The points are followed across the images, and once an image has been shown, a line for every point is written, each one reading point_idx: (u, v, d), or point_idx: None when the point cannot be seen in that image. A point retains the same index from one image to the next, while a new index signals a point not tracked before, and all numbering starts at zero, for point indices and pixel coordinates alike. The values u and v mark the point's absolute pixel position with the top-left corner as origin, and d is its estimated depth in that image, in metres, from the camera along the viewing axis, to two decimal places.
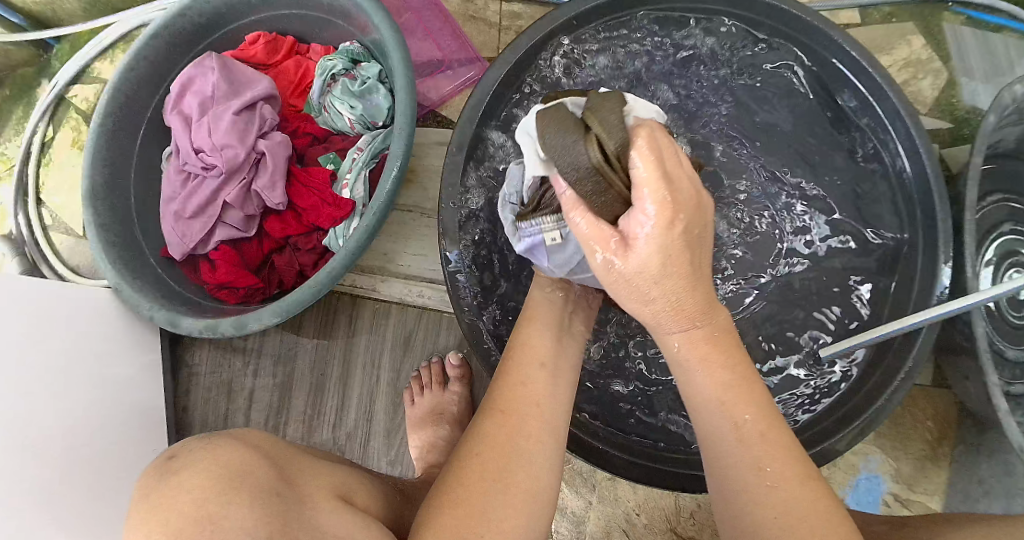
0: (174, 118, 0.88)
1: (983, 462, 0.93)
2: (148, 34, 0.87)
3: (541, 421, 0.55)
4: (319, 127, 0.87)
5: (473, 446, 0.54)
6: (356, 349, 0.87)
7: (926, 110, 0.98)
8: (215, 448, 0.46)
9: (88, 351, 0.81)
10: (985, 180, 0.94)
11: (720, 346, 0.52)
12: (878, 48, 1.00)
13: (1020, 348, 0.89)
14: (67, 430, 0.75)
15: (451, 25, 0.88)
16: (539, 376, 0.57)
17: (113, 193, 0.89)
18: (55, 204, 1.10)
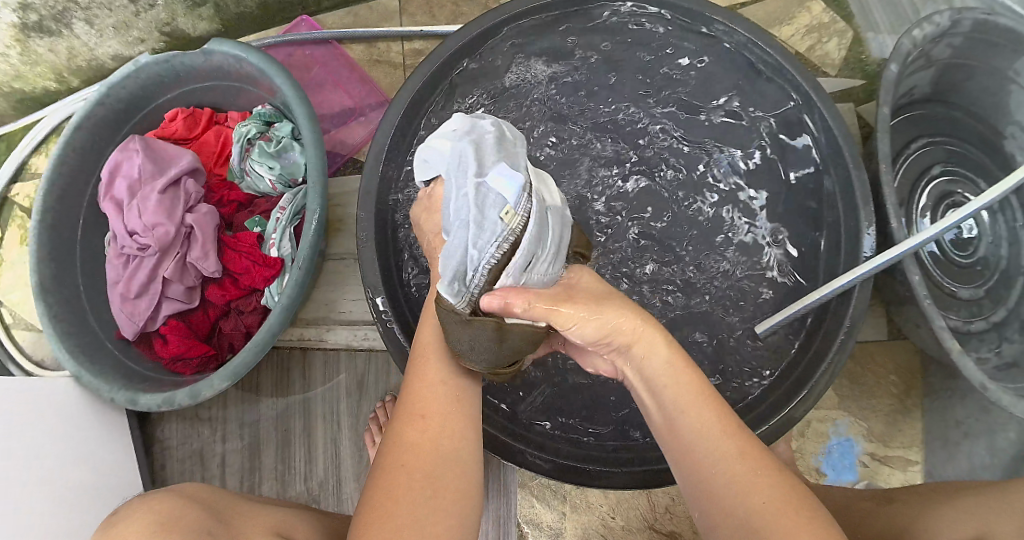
0: (107, 205, 0.90)
1: (957, 404, 0.94)
2: (71, 126, 0.89)
3: (452, 414, 0.59)
4: (243, 193, 0.89)
5: (395, 456, 0.56)
6: (315, 400, 0.90)
7: (836, 71, 1.00)
8: (149, 505, 0.58)
9: (62, 439, 0.83)
10: (910, 127, 0.96)
11: (727, 421, 0.54)
12: (780, 20, 1.02)
13: (973, 287, 0.88)
14: (52, 517, 0.77)
15: (358, 72, 0.92)
16: (448, 374, 0.61)
17: (61, 284, 0.91)
18: (13, 301, 1.10)
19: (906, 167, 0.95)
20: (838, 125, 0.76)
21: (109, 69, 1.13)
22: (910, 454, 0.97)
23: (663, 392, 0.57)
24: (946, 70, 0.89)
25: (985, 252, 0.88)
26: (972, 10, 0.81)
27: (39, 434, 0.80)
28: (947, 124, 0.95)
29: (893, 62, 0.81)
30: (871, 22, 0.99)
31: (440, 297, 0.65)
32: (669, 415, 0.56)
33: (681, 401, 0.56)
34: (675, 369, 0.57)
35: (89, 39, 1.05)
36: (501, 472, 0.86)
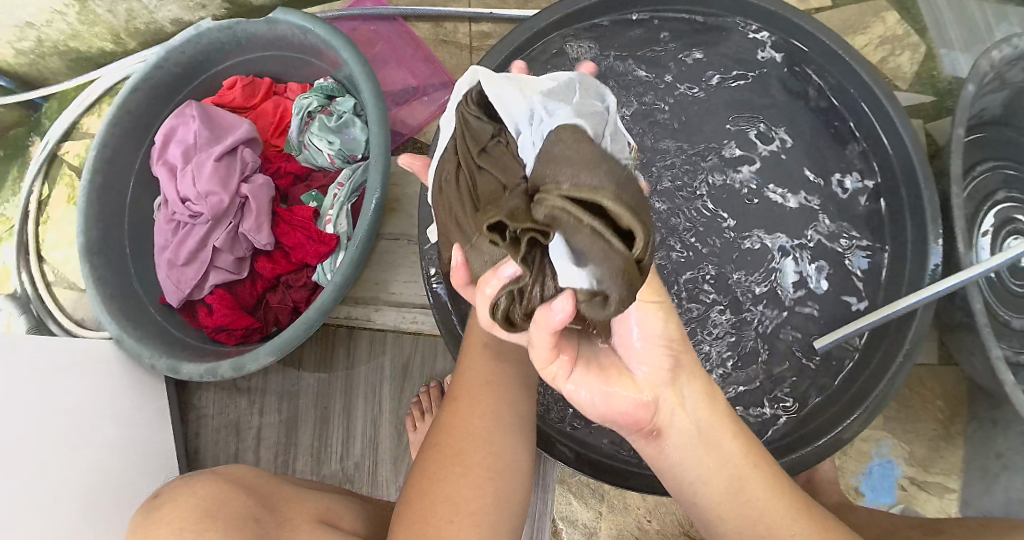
0: (160, 169, 0.89)
1: (1000, 437, 0.91)
2: (130, 88, 0.88)
3: (488, 396, 0.61)
4: (300, 166, 0.88)
5: (433, 437, 0.60)
6: (356, 380, 0.89)
7: (907, 85, 0.97)
8: (203, 485, 0.58)
9: (99, 402, 0.83)
10: (976, 149, 0.94)
11: (779, 485, 0.55)
12: (851, 29, 0.99)
13: None
14: (84, 481, 0.77)
15: (422, 50, 0.90)
16: (487, 356, 0.63)
17: (109, 246, 0.91)
18: (57, 258, 1.11)
19: (970, 189, 0.94)
20: (910, 136, 0.75)
21: (166, 34, 1.13)
22: (949, 482, 0.95)
23: (724, 450, 0.55)
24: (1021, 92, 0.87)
25: None
26: None
27: (75, 396, 0.80)
28: (1014, 147, 0.91)
29: (971, 82, 0.79)
30: (945, 38, 0.96)
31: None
32: (735, 473, 0.55)
33: (745, 467, 0.55)
34: (719, 425, 0.56)
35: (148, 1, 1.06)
36: (541, 466, 0.85)
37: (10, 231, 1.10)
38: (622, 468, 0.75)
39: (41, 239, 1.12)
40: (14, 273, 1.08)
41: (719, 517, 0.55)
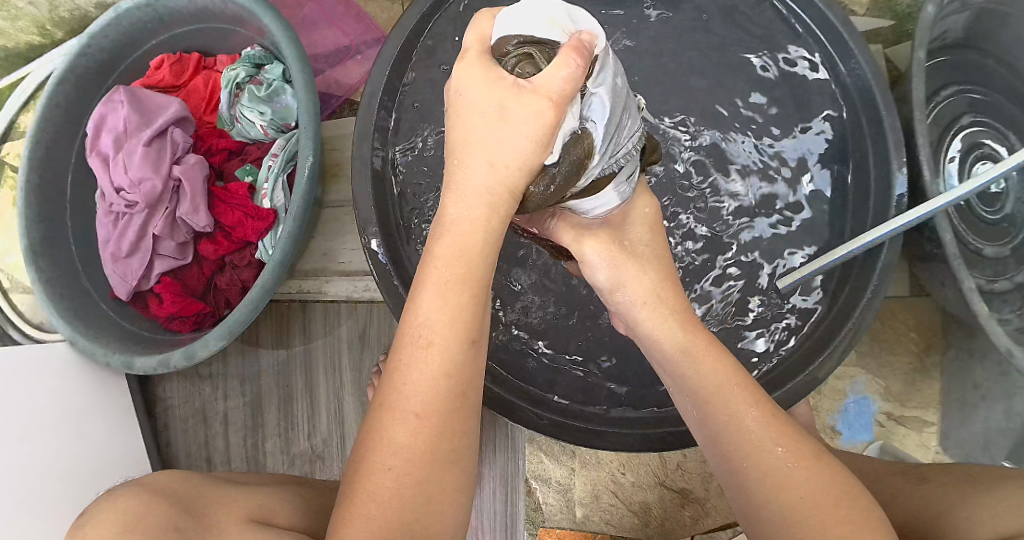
0: (93, 160, 0.86)
1: (976, 366, 0.90)
2: (53, 80, 0.84)
3: (458, 410, 0.50)
4: (234, 141, 0.86)
5: (384, 460, 0.50)
6: (315, 355, 0.89)
7: (864, 11, 0.94)
8: (115, 501, 0.56)
9: (46, 395, 0.79)
10: (940, 74, 0.91)
11: (756, 395, 0.55)
12: None
13: (998, 245, 0.87)
14: (41, 477, 0.75)
15: (352, 6, 0.85)
16: (464, 351, 0.50)
17: (53, 245, 0.88)
18: (9, 264, 1.07)
19: (934, 115, 0.92)
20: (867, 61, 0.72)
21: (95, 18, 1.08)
22: (927, 414, 0.94)
23: (694, 368, 0.56)
24: (979, 15, 0.84)
25: (1013, 208, 0.87)
26: None
27: (33, 402, 0.78)
28: (976, 71, 0.89)
29: (931, 3, 0.76)
30: None
31: (464, 234, 0.49)
32: (702, 390, 0.55)
33: (711, 384, 0.55)
34: (697, 357, 0.57)
35: None
36: (509, 429, 0.83)
37: None
38: (593, 429, 0.73)
39: None
40: None
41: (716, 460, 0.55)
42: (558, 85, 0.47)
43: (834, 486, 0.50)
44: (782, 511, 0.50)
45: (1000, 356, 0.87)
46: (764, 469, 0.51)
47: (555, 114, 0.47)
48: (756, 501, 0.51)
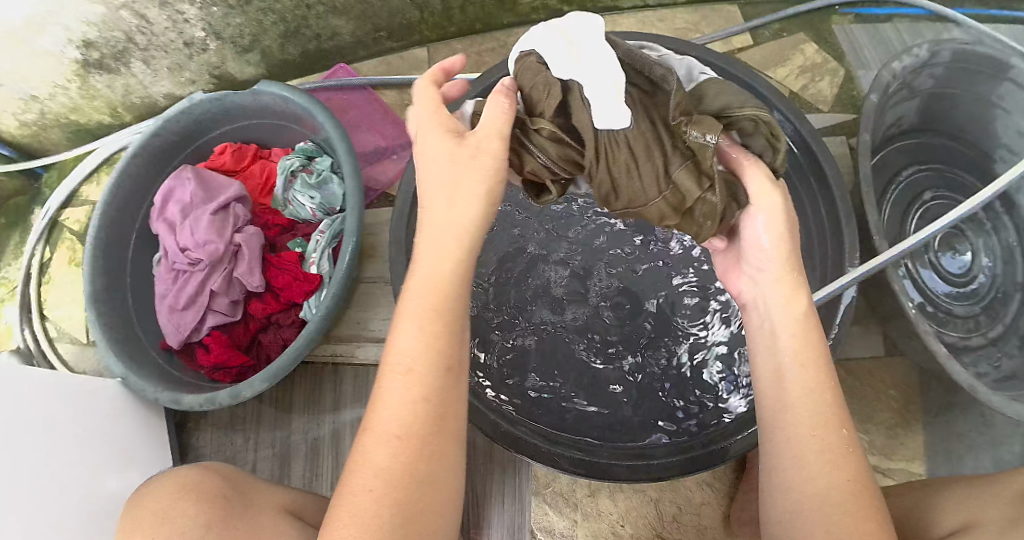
0: (160, 225, 0.98)
1: (959, 417, 1.01)
2: (128, 155, 0.97)
3: (434, 433, 0.57)
4: (285, 218, 0.98)
5: (366, 479, 0.55)
6: (344, 414, 0.98)
7: (829, 107, 1.10)
8: (181, 472, 0.74)
9: (109, 435, 0.87)
10: (902, 156, 1.04)
11: (826, 388, 0.62)
12: (775, 62, 1.12)
13: (966, 304, 1.01)
14: (96, 498, 0.81)
15: (390, 115, 1.01)
16: (437, 381, 0.57)
17: (113, 298, 1.00)
18: (57, 316, 1.22)
19: (898, 191, 1.04)
20: (828, 162, 0.88)
21: (161, 105, 1.23)
22: (913, 466, 1.00)
23: (784, 346, 0.64)
24: (931, 99, 0.99)
25: (979, 270, 1.02)
26: (950, 42, 0.90)
27: (93, 428, 0.85)
28: (937, 152, 1.04)
29: (874, 92, 0.88)
30: (862, 62, 1.11)
31: (430, 278, 0.59)
32: (779, 365, 0.64)
33: (798, 369, 0.62)
34: (801, 348, 0.63)
35: (145, 78, 1.13)
36: (517, 482, 0.94)
37: (13, 292, 1.23)
38: (595, 460, 0.82)
39: (43, 297, 1.23)
40: (17, 332, 1.19)
41: (775, 452, 0.62)
42: (489, 146, 0.60)
43: (866, 508, 0.57)
44: (815, 481, 0.58)
45: (980, 406, 0.99)
46: (815, 443, 0.59)
47: (501, 143, 0.61)
48: (790, 466, 0.60)
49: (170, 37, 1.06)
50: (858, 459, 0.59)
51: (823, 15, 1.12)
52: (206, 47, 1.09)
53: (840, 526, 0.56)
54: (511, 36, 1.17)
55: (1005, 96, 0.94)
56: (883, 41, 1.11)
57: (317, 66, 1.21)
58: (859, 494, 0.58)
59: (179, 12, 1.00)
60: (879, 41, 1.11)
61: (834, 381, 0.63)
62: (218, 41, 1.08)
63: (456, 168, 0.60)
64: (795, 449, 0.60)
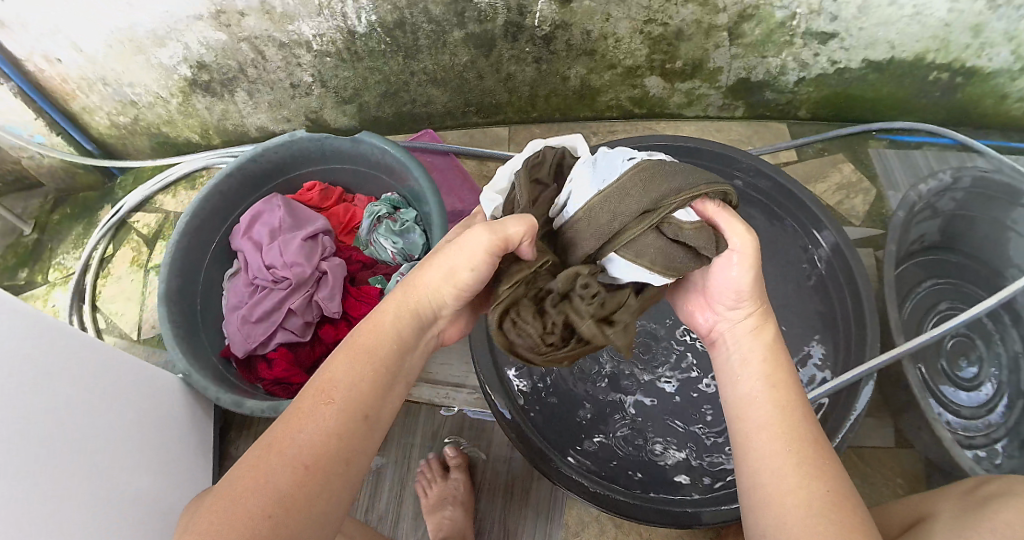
0: (246, 243, 1.11)
1: None
2: (226, 174, 1.11)
3: (333, 467, 0.57)
4: (365, 256, 1.12)
5: (246, 487, 0.55)
6: (391, 439, 1.10)
7: (862, 220, 1.22)
8: None
9: (132, 426, 0.92)
10: (923, 271, 1.18)
11: (796, 414, 0.64)
12: (817, 175, 1.26)
13: (972, 408, 1.12)
14: (100, 492, 0.83)
15: (469, 182, 1.18)
16: (350, 418, 0.59)
17: (182, 299, 1.09)
18: (110, 310, 1.23)
19: (915, 301, 1.16)
20: (854, 260, 1.03)
21: (249, 135, 1.33)
22: None
23: (756, 378, 0.67)
24: (951, 221, 1.15)
25: (986, 377, 1.12)
26: (970, 170, 1.08)
27: (117, 422, 0.89)
28: (952, 267, 1.17)
29: (901, 210, 1.07)
30: (892, 183, 1.24)
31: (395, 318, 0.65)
32: (751, 394, 0.66)
33: (772, 398, 0.65)
34: (772, 380, 0.66)
35: (244, 108, 1.26)
36: (547, 528, 1.02)
37: (67, 280, 1.29)
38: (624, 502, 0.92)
39: (98, 291, 1.26)
40: (66, 317, 1.23)
41: (750, 465, 0.63)
42: (471, 254, 0.63)
43: (845, 516, 0.57)
44: (795, 506, 0.58)
45: None
46: (791, 467, 0.60)
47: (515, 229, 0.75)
48: (768, 489, 0.60)
49: (279, 76, 1.19)
50: (835, 470, 0.61)
51: (860, 138, 1.26)
52: (309, 91, 1.23)
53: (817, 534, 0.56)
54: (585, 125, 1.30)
55: (1018, 221, 1.10)
56: (914, 165, 1.25)
57: (405, 128, 1.35)
58: (838, 515, 0.57)
59: (294, 56, 1.14)
60: (907, 166, 1.25)
61: (806, 413, 0.64)
62: (321, 89, 1.22)
63: (421, 263, 0.67)
64: (773, 472, 0.61)
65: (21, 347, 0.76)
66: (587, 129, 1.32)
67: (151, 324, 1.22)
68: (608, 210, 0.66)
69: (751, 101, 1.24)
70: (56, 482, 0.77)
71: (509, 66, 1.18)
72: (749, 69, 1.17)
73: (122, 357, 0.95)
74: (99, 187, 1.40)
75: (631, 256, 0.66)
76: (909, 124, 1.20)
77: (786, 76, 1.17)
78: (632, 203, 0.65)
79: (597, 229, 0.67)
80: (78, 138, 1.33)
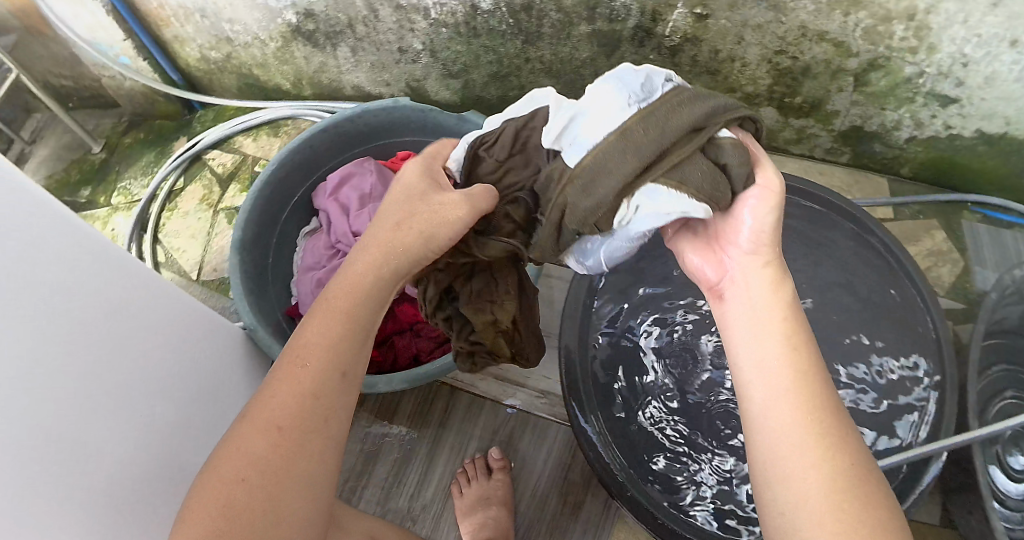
0: (332, 204, 1.08)
1: None
2: (319, 129, 1.06)
3: (313, 426, 0.61)
4: None
5: (236, 467, 0.58)
6: (446, 432, 1.07)
7: (944, 290, 1.21)
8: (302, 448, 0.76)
9: (126, 381, 0.75)
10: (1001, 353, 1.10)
11: (805, 384, 0.60)
12: (907, 237, 1.25)
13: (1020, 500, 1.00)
14: (68, 456, 0.65)
15: None
16: (331, 379, 0.62)
17: (255, 249, 1.06)
18: (171, 245, 1.19)
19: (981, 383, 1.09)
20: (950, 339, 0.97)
21: (342, 92, 1.29)
22: None
23: (766, 340, 0.63)
24: None
25: None
26: None
27: (109, 376, 0.72)
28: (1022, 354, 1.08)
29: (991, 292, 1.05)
30: (981, 258, 1.22)
31: (355, 277, 0.66)
32: (766, 361, 0.62)
33: (796, 373, 0.61)
34: (789, 348, 0.62)
35: (345, 64, 1.21)
36: None
37: (132, 206, 1.25)
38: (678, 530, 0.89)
39: (162, 224, 1.22)
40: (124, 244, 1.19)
41: (762, 437, 0.60)
42: (449, 214, 0.69)
43: (867, 496, 0.55)
44: (806, 488, 0.56)
45: None
46: (805, 445, 0.57)
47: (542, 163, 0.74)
48: (781, 471, 0.58)
49: (389, 38, 1.15)
50: (855, 445, 0.58)
51: (957, 208, 1.23)
52: (417, 59, 1.18)
53: (830, 513, 0.54)
54: None
55: None
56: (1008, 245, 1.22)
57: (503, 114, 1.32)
58: (847, 498, 0.55)
59: (411, 22, 1.10)
60: (997, 246, 1.22)
61: (823, 382, 0.61)
62: (429, 59, 1.18)
63: (369, 242, 0.69)
64: (778, 448, 0.58)
65: (78, 275, 0.69)
66: None
67: (213, 267, 1.17)
68: (651, 127, 0.64)
69: (859, 150, 1.21)
70: (34, 432, 0.61)
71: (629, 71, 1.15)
72: (866, 118, 1.14)
73: (132, 294, 0.78)
74: (175, 118, 1.37)
75: (676, 182, 0.63)
76: (1009, 204, 1.17)
77: (899, 131, 1.14)
78: (683, 119, 0.64)
79: (640, 148, 0.63)
80: (165, 67, 1.28)
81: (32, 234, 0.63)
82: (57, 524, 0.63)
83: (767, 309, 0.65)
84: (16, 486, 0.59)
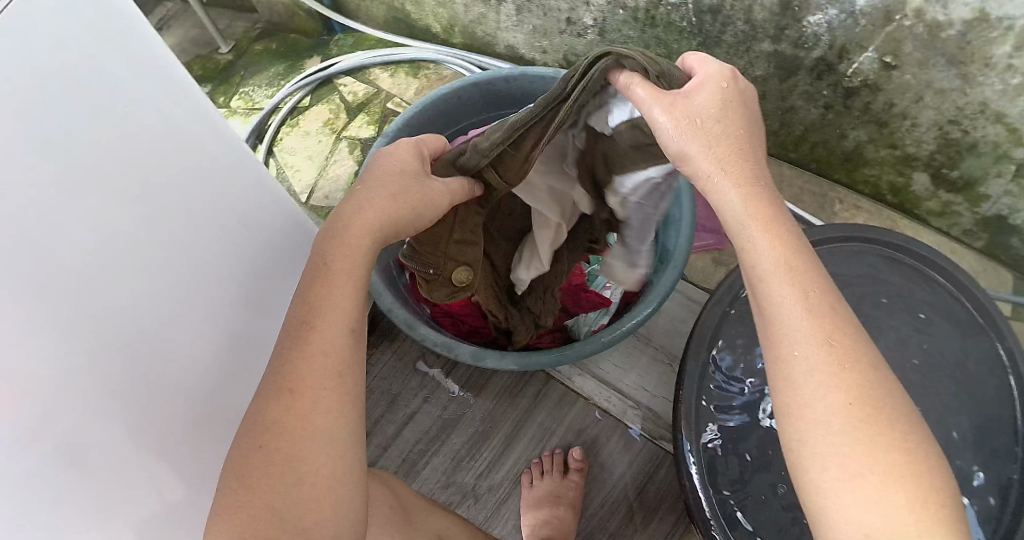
0: None
1: None
2: (471, 81, 1.02)
3: (332, 387, 0.59)
4: None
5: (259, 438, 0.57)
6: (532, 419, 1.07)
7: None
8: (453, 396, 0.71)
9: (198, 286, 0.63)
10: None
11: (847, 356, 0.54)
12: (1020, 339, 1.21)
13: None
14: (112, 376, 0.55)
15: None
16: (340, 334, 0.61)
17: None
18: (285, 159, 1.21)
19: None
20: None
21: (492, 48, 1.25)
22: None
23: (810, 300, 0.56)
24: None
25: None
26: None
27: (176, 280, 0.60)
28: None
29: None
30: None
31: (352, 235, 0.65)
32: (799, 330, 0.55)
33: (813, 340, 0.55)
34: (811, 312, 0.55)
35: (505, 22, 1.17)
36: None
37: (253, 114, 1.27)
38: None
39: (279, 137, 1.23)
40: None
41: (800, 410, 0.55)
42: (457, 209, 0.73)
43: (887, 402, 0.54)
44: (853, 473, 0.52)
45: None
46: (846, 429, 0.53)
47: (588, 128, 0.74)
48: (827, 457, 0.53)
49: (561, 7, 1.10)
50: (883, 384, 0.54)
51: None
52: (583, 34, 1.14)
53: (862, 438, 0.52)
54: (830, 189, 1.27)
55: None
56: None
57: None
58: (899, 486, 0.51)
59: None
60: None
61: (853, 348, 0.55)
62: (595, 37, 1.14)
63: (363, 203, 0.66)
64: (824, 429, 0.53)
65: (154, 153, 0.56)
66: (831, 193, 1.27)
67: (323, 195, 1.17)
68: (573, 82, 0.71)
69: (997, 239, 1.16)
70: (81, 332, 0.51)
71: (796, 99, 1.12)
72: (1015, 211, 1.08)
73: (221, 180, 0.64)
74: (313, 37, 1.34)
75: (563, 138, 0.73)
76: None
77: None
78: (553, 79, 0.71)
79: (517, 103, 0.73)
80: None
81: (78, 108, 0.48)
82: (92, 438, 0.54)
83: (738, 209, 0.58)
84: (76, 408, 0.52)
